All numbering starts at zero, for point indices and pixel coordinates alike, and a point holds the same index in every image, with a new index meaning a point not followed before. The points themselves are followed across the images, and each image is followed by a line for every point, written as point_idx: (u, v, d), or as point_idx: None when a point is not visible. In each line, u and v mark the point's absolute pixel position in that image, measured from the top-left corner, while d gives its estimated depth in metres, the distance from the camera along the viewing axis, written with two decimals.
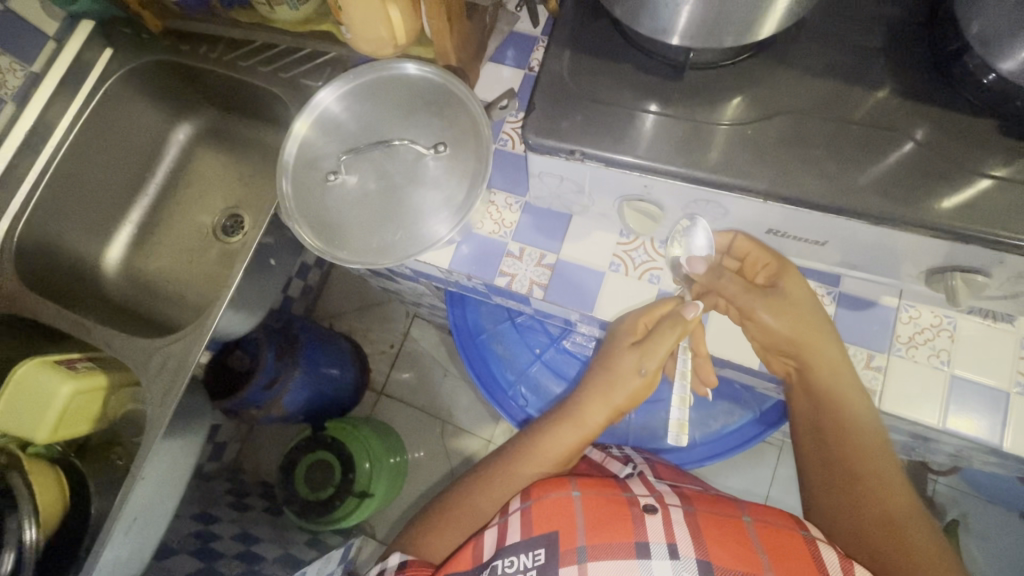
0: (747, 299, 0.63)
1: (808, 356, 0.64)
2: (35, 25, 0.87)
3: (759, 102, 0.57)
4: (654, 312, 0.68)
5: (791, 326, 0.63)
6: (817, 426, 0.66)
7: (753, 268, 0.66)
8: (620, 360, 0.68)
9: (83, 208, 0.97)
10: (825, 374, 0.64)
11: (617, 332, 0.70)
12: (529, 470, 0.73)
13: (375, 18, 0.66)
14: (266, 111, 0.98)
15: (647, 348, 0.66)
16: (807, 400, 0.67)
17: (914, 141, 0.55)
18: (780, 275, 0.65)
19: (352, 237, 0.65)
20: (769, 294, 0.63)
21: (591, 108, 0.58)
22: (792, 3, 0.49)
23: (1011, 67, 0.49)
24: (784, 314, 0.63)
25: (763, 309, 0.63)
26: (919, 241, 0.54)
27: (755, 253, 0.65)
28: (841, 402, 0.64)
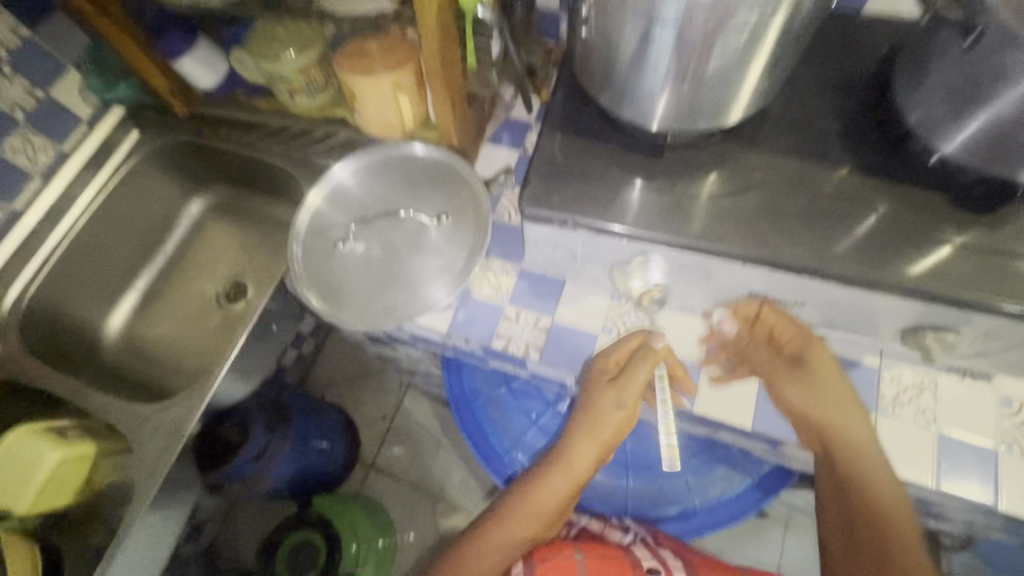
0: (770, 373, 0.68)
1: (820, 413, 0.65)
2: (71, 110, 0.96)
3: (732, 177, 0.64)
4: (623, 349, 0.71)
5: (809, 398, 0.66)
6: (834, 478, 0.67)
7: (782, 344, 0.68)
8: (602, 397, 0.71)
9: (92, 276, 1.00)
10: (829, 428, 0.65)
11: (592, 369, 0.71)
12: (529, 522, 0.75)
13: (386, 103, 0.74)
14: (277, 186, 1.04)
15: (624, 384, 0.70)
16: (834, 475, 0.66)
17: (878, 214, 0.60)
18: (800, 345, 0.67)
19: (356, 301, 0.68)
20: (792, 372, 0.67)
21: (581, 183, 0.64)
22: (755, 92, 0.56)
23: (953, 151, 0.56)
24: (803, 397, 0.66)
25: (783, 386, 0.67)
26: (892, 303, 0.58)
27: (780, 326, 0.67)
28: (839, 441, 0.65)
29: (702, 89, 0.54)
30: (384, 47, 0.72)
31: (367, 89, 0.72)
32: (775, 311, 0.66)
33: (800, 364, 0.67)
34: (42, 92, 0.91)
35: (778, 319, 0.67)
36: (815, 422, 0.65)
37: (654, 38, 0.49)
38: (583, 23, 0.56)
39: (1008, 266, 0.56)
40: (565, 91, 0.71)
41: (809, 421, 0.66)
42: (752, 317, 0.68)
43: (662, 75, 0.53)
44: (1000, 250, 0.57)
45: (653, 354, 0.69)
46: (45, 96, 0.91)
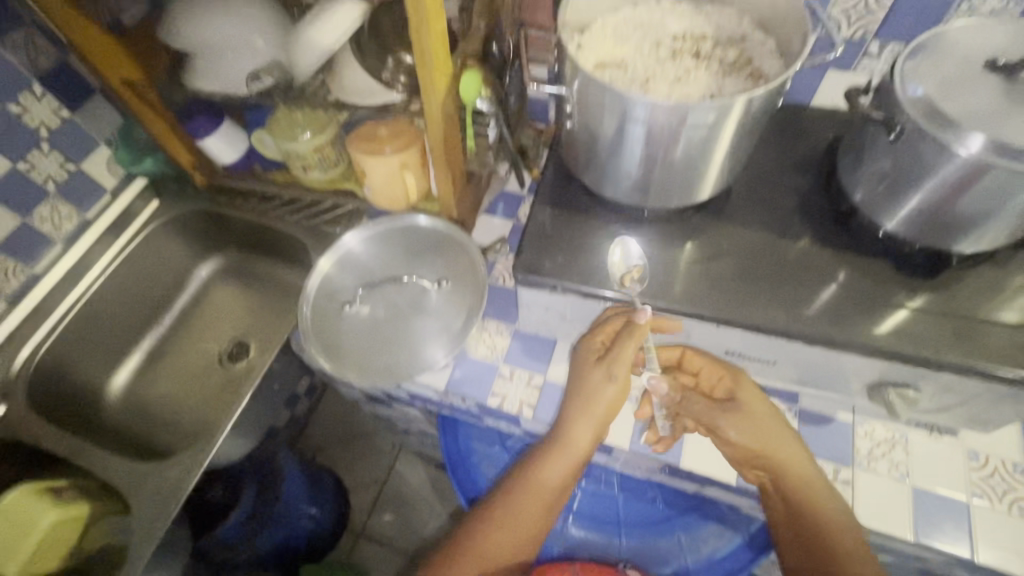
0: (712, 410, 0.67)
1: (758, 445, 0.65)
2: (98, 182, 1.04)
3: (706, 247, 0.71)
4: (605, 327, 0.69)
5: (747, 434, 0.66)
6: (786, 503, 0.66)
7: (710, 386, 0.71)
8: (589, 376, 0.69)
9: (100, 337, 1.04)
10: (772, 455, 0.65)
11: (581, 353, 0.71)
12: (532, 506, 0.71)
13: (393, 180, 0.82)
14: (285, 251, 1.11)
15: (612, 361, 0.68)
16: (786, 504, 0.66)
17: (838, 282, 0.67)
18: (723, 385, 0.69)
19: (361, 360, 0.72)
20: (727, 410, 0.67)
21: (569, 252, 0.71)
22: (719, 175, 0.64)
23: (897, 224, 0.64)
24: (744, 425, 0.66)
25: (725, 421, 0.66)
26: (858, 361, 0.64)
27: (709, 366, 0.71)
28: (784, 461, 0.65)
29: (669, 171, 0.62)
30: (393, 131, 0.81)
31: (376, 167, 0.80)
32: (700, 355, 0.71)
33: (727, 403, 0.68)
34: (75, 166, 0.99)
35: (694, 362, 0.71)
36: (761, 455, 0.66)
37: (627, 129, 0.58)
38: (568, 113, 0.65)
39: (953, 327, 0.62)
40: (554, 170, 0.79)
41: (753, 453, 0.66)
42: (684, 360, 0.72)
43: (637, 159, 0.62)
44: (945, 313, 0.63)
45: (635, 333, 0.66)
46: (77, 169, 0.99)
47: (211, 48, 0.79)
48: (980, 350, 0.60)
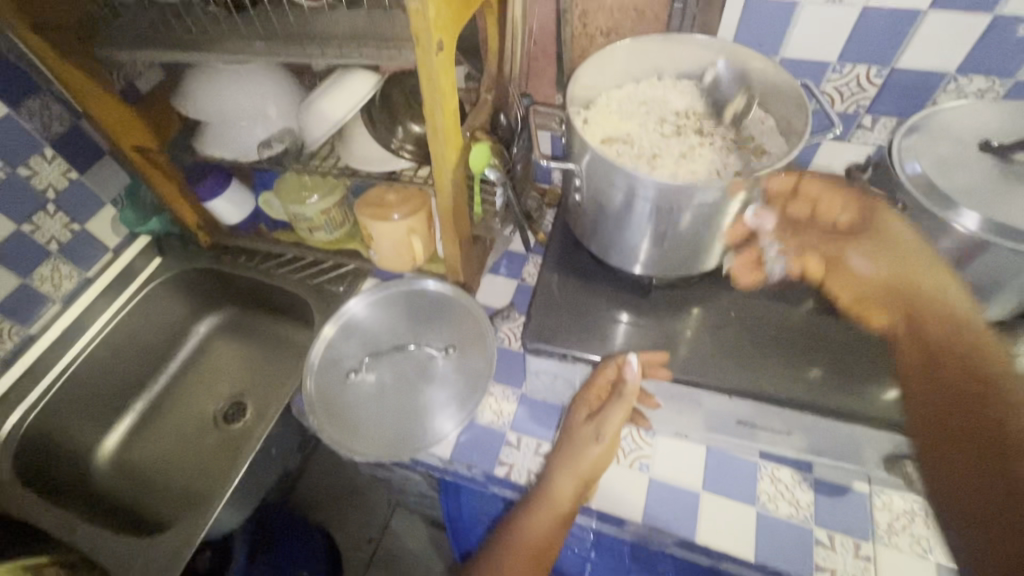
0: (840, 250, 0.64)
1: (897, 283, 0.58)
2: (102, 241, 1.04)
3: (713, 317, 0.71)
4: (595, 381, 0.68)
5: (875, 270, 0.61)
6: (927, 392, 0.53)
7: (855, 212, 0.63)
8: (579, 431, 0.70)
9: (92, 398, 1.01)
10: (928, 334, 0.55)
11: (578, 407, 0.71)
12: (512, 565, 0.67)
13: (400, 244, 0.83)
14: (286, 308, 1.10)
15: (602, 420, 0.68)
16: (918, 344, 0.55)
17: (837, 346, 0.68)
18: (905, 234, 0.58)
19: (366, 431, 0.71)
20: (873, 239, 0.61)
21: (577, 321, 0.71)
22: (725, 246, 0.66)
23: None
24: (877, 263, 0.60)
25: (858, 255, 0.62)
26: (871, 434, 0.63)
27: (861, 232, 0.62)
28: (925, 343, 0.55)
29: (675, 243, 0.63)
30: (401, 197, 0.83)
31: (383, 232, 0.81)
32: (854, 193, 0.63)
33: (903, 258, 0.58)
34: (79, 226, 0.98)
35: (836, 190, 0.65)
36: (892, 295, 0.59)
37: (636, 203, 0.59)
38: (576, 188, 0.66)
39: None
40: (560, 237, 0.80)
41: (913, 318, 0.57)
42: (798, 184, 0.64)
43: (645, 232, 0.63)
44: None
45: (624, 398, 0.66)
46: (80, 228, 0.99)
47: (224, 116, 0.80)
48: None
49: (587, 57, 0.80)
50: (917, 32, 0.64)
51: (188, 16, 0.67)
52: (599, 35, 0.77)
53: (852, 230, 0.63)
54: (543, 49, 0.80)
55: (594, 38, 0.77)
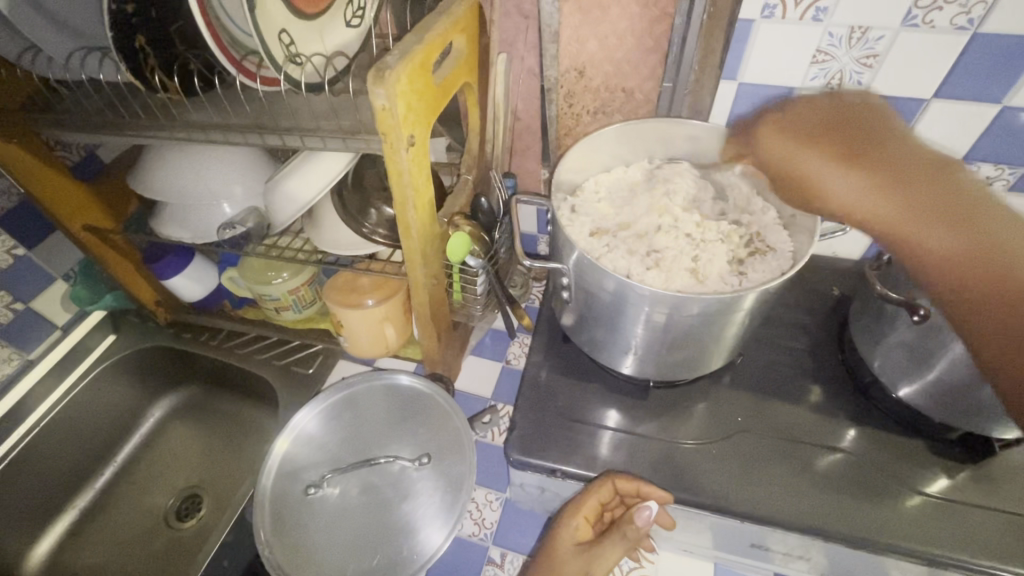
0: (814, 166, 0.52)
1: (864, 189, 0.46)
2: (49, 318, 0.92)
3: (717, 422, 0.65)
4: (587, 502, 0.59)
5: (841, 184, 0.49)
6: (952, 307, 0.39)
7: (824, 123, 0.54)
8: (564, 565, 0.57)
9: (24, 500, 0.86)
10: (932, 218, 0.41)
11: (564, 529, 0.60)
12: None
13: (373, 332, 0.78)
14: (247, 388, 0.98)
15: (594, 556, 0.57)
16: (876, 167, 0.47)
17: (844, 450, 0.62)
18: (877, 126, 0.51)
19: (326, 563, 0.62)
20: (851, 154, 0.49)
21: (564, 427, 0.64)
22: (729, 347, 0.60)
23: (908, 393, 0.60)
24: (847, 187, 0.48)
25: (824, 169, 0.50)
26: (901, 564, 0.55)
27: (835, 130, 0.52)
28: (934, 226, 0.41)
29: (674, 346, 0.57)
30: (374, 281, 0.78)
31: (354, 319, 0.76)
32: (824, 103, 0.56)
33: (873, 149, 0.48)
34: (23, 304, 0.87)
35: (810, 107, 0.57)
36: (892, 185, 0.45)
37: (628, 306, 0.54)
38: (563, 285, 0.60)
39: (996, 524, 0.56)
40: (547, 327, 0.75)
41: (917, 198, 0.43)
42: (807, 129, 0.55)
43: (636, 336, 0.58)
44: (982, 506, 0.57)
45: (625, 535, 0.56)
46: (25, 307, 0.88)
47: (183, 196, 0.71)
48: None
49: (574, 135, 0.76)
50: (917, 123, 0.63)
51: (134, 100, 0.62)
52: (585, 113, 0.73)
53: (834, 138, 0.51)
54: (527, 126, 0.76)
55: (580, 117, 0.73)
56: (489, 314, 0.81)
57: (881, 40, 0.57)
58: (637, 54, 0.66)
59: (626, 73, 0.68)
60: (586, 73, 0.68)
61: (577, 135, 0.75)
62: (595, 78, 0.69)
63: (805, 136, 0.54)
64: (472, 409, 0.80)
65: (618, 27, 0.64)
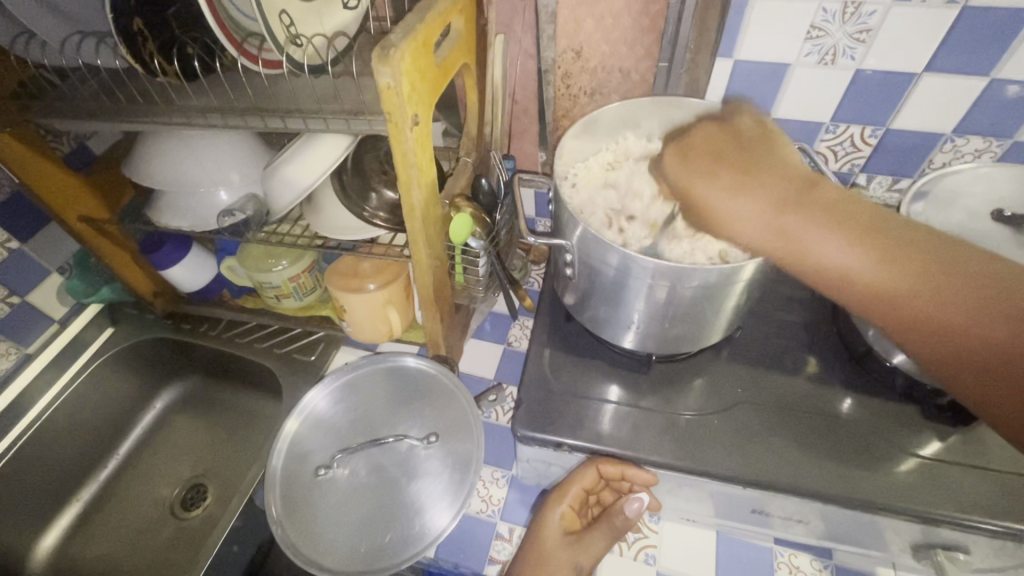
0: (710, 198, 0.46)
1: (759, 222, 0.44)
2: (45, 312, 0.91)
3: (716, 394, 0.66)
4: (572, 490, 0.64)
5: (740, 205, 0.45)
6: (882, 306, 0.42)
7: (698, 142, 0.49)
8: (554, 555, 0.63)
9: (27, 494, 0.85)
10: (817, 232, 0.43)
11: (551, 518, 0.65)
12: None
13: (376, 316, 0.79)
14: (249, 377, 0.98)
15: (583, 544, 0.64)
16: (742, 186, 0.46)
17: (840, 417, 0.64)
18: (741, 148, 0.48)
19: (337, 540, 0.63)
20: (747, 185, 0.45)
21: (570, 403, 0.66)
22: (729, 319, 0.61)
23: None
24: (748, 215, 0.45)
25: (718, 194, 0.46)
26: (896, 523, 0.58)
27: (730, 153, 0.47)
28: (825, 242, 0.42)
29: (676, 319, 0.58)
30: (376, 265, 0.79)
31: (357, 304, 0.77)
32: (705, 124, 0.50)
33: (756, 168, 0.46)
34: (19, 297, 0.86)
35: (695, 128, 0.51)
36: (793, 209, 0.44)
37: (631, 281, 0.55)
38: (566, 262, 0.61)
39: (985, 480, 0.58)
40: (549, 307, 0.76)
41: (845, 236, 0.42)
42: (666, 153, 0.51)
43: (638, 311, 0.59)
44: (970, 465, 0.59)
45: (613, 523, 0.64)
46: (21, 301, 0.87)
47: (182, 183, 0.70)
48: (1020, 513, 0.55)
49: (572, 117, 0.76)
50: (909, 97, 0.64)
51: (134, 86, 0.62)
52: (582, 94, 0.73)
53: (730, 164, 0.47)
54: (525, 109, 0.77)
55: (577, 98, 0.74)
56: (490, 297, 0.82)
57: (873, 15, 0.58)
58: (633, 34, 0.66)
59: (623, 53, 0.69)
60: (583, 53, 0.69)
61: (575, 117, 0.76)
62: (592, 58, 0.69)
63: (682, 154, 0.50)
64: (476, 390, 0.81)
65: (615, 7, 0.64)
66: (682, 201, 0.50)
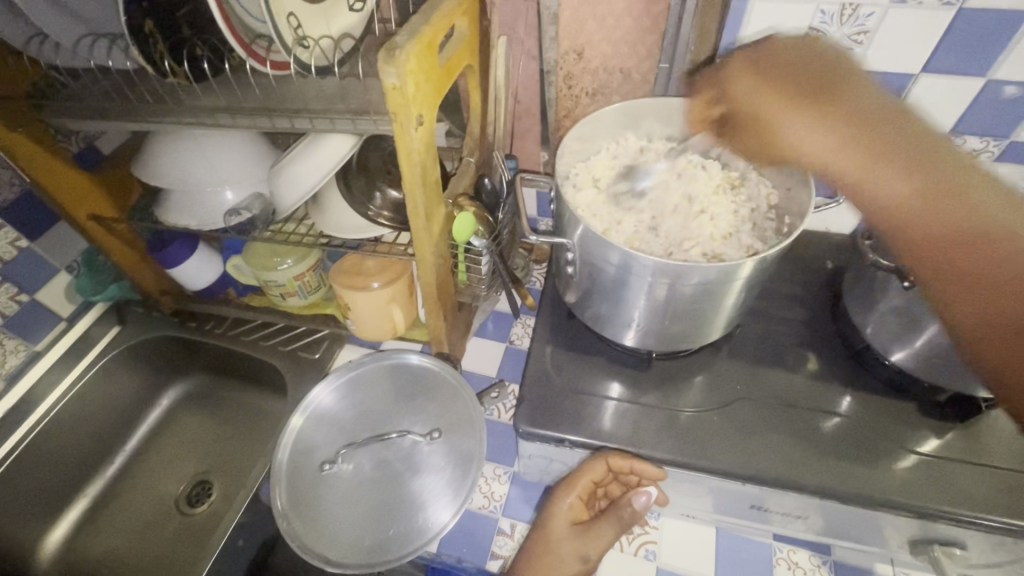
0: (769, 107, 0.46)
1: (805, 135, 0.44)
2: (53, 310, 0.92)
3: (716, 391, 0.67)
4: (580, 481, 0.64)
5: (792, 120, 0.45)
6: (918, 246, 0.39)
7: (772, 58, 0.48)
8: (561, 547, 0.63)
9: (35, 490, 0.86)
10: (864, 155, 0.41)
11: (558, 509, 0.65)
12: None
13: (379, 314, 0.80)
14: (254, 375, 0.99)
15: (590, 536, 0.64)
16: (805, 99, 0.45)
17: (839, 414, 0.64)
18: (809, 66, 0.47)
19: (341, 534, 0.64)
20: (812, 98, 0.44)
21: (572, 399, 0.66)
22: (728, 317, 0.62)
23: (900, 358, 0.63)
24: (795, 128, 0.44)
25: (774, 108, 0.46)
26: (894, 518, 0.58)
27: (798, 72, 0.47)
28: (872, 169, 0.41)
29: (676, 317, 0.59)
30: (379, 264, 0.80)
31: (361, 301, 0.78)
32: (784, 48, 0.49)
33: (842, 89, 0.44)
34: (28, 295, 0.87)
35: (770, 45, 0.50)
36: (856, 124, 0.42)
37: (632, 278, 0.56)
38: (568, 260, 0.62)
39: (982, 477, 0.58)
40: (551, 306, 0.77)
41: (898, 162, 0.40)
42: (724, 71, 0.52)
43: (639, 308, 0.60)
44: (968, 461, 0.60)
45: (620, 516, 0.63)
46: (29, 299, 0.88)
47: (190, 182, 0.72)
48: (1017, 509, 0.55)
49: (574, 117, 0.77)
50: (908, 97, 0.65)
51: (144, 86, 0.63)
52: (584, 95, 0.74)
53: (793, 79, 0.46)
54: (527, 109, 0.78)
55: (579, 99, 0.75)
56: (492, 295, 0.82)
57: (871, 16, 0.59)
58: (635, 35, 0.67)
59: (624, 54, 0.69)
60: (585, 54, 0.70)
61: (576, 117, 0.77)
62: (594, 59, 0.70)
63: (754, 64, 0.49)
64: (478, 387, 0.82)
65: (616, 9, 0.65)
66: (733, 115, 0.50)
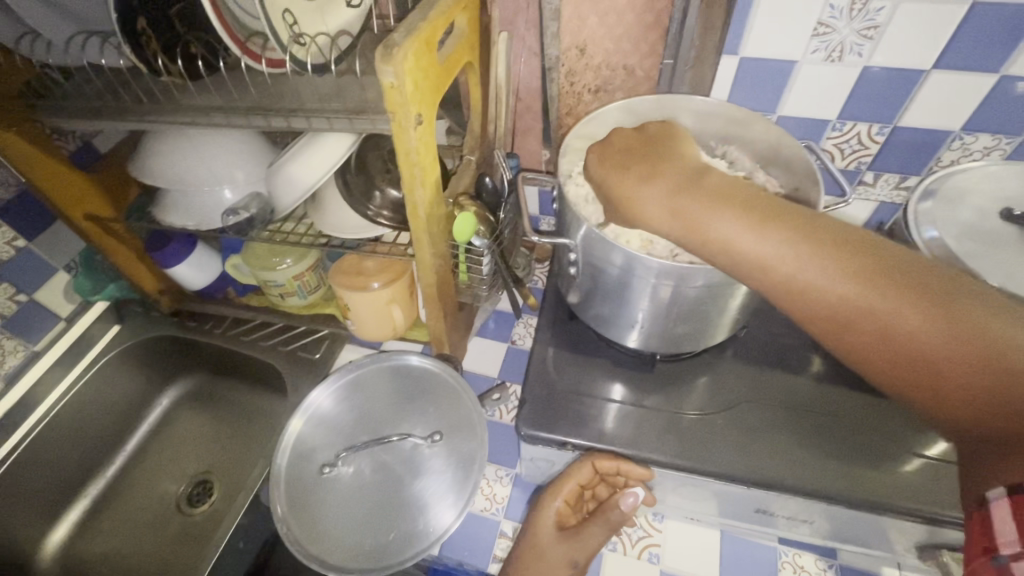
0: (637, 200, 0.48)
1: (701, 226, 0.44)
2: (52, 310, 0.92)
3: (720, 393, 0.66)
4: (565, 485, 0.64)
5: (676, 212, 0.46)
6: (858, 335, 0.41)
7: (634, 150, 0.51)
8: (550, 552, 0.63)
9: (35, 491, 0.86)
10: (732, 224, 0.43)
11: (545, 513, 0.65)
12: None
13: (380, 315, 0.79)
14: (255, 375, 0.98)
15: (577, 540, 0.64)
16: (679, 191, 0.46)
17: (847, 417, 0.63)
18: (660, 151, 0.50)
19: (341, 538, 0.64)
20: (684, 190, 0.46)
21: (574, 402, 0.66)
22: (734, 318, 0.61)
23: None
24: (664, 206, 0.46)
25: (650, 198, 0.47)
26: (901, 522, 0.57)
27: (658, 160, 0.49)
28: (785, 254, 0.42)
29: (681, 319, 0.58)
30: (379, 264, 0.79)
31: (361, 302, 0.77)
32: (627, 129, 0.54)
33: (661, 161, 0.49)
34: (26, 296, 0.86)
35: (638, 130, 0.54)
36: (691, 195, 0.46)
37: (636, 280, 0.55)
38: (570, 261, 0.61)
39: None
40: (553, 306, 0.76)
41: (810, 248, 0.41)
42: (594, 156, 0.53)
43: (643, 310, 0.58)
44: None
45: (608, 518, 0.63)
46: (27, 299, 0.87)
47: (187, 182, 0.71)
48: None
49: (576, 114, 0.76)
50: (918, 94, 0.63)
51: (138, 85, 0.62)
52: (587, 92, 0.73)
53: (658, 169, 0.48)
54: (529, 106, 0.76)
55: (582, 96, 0.73)
56: (494, 295, 0.81)
57: (881, 11, 0.57)
58: (638, 30, 0.66)
59: (627, 50, 0.68)
60: (587, 50, 0.68)
61: (579, 114, 0.76)
62: (596, 55, 0.69)
63: (603, 154, 0.53)
64: (479, 388, 0.81)
65: (619, 4, 0.64)
66: (610, 199, 0.52)
